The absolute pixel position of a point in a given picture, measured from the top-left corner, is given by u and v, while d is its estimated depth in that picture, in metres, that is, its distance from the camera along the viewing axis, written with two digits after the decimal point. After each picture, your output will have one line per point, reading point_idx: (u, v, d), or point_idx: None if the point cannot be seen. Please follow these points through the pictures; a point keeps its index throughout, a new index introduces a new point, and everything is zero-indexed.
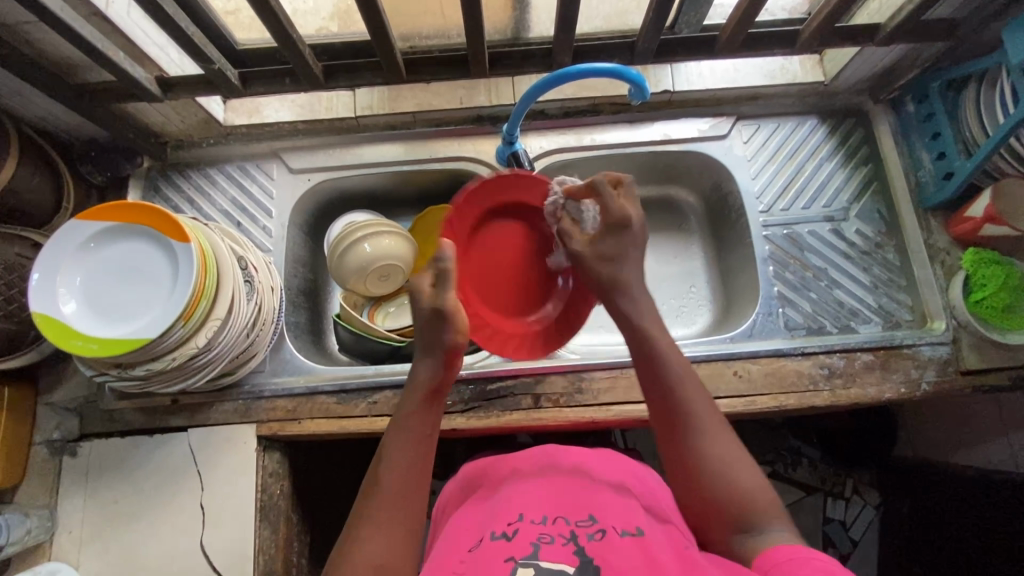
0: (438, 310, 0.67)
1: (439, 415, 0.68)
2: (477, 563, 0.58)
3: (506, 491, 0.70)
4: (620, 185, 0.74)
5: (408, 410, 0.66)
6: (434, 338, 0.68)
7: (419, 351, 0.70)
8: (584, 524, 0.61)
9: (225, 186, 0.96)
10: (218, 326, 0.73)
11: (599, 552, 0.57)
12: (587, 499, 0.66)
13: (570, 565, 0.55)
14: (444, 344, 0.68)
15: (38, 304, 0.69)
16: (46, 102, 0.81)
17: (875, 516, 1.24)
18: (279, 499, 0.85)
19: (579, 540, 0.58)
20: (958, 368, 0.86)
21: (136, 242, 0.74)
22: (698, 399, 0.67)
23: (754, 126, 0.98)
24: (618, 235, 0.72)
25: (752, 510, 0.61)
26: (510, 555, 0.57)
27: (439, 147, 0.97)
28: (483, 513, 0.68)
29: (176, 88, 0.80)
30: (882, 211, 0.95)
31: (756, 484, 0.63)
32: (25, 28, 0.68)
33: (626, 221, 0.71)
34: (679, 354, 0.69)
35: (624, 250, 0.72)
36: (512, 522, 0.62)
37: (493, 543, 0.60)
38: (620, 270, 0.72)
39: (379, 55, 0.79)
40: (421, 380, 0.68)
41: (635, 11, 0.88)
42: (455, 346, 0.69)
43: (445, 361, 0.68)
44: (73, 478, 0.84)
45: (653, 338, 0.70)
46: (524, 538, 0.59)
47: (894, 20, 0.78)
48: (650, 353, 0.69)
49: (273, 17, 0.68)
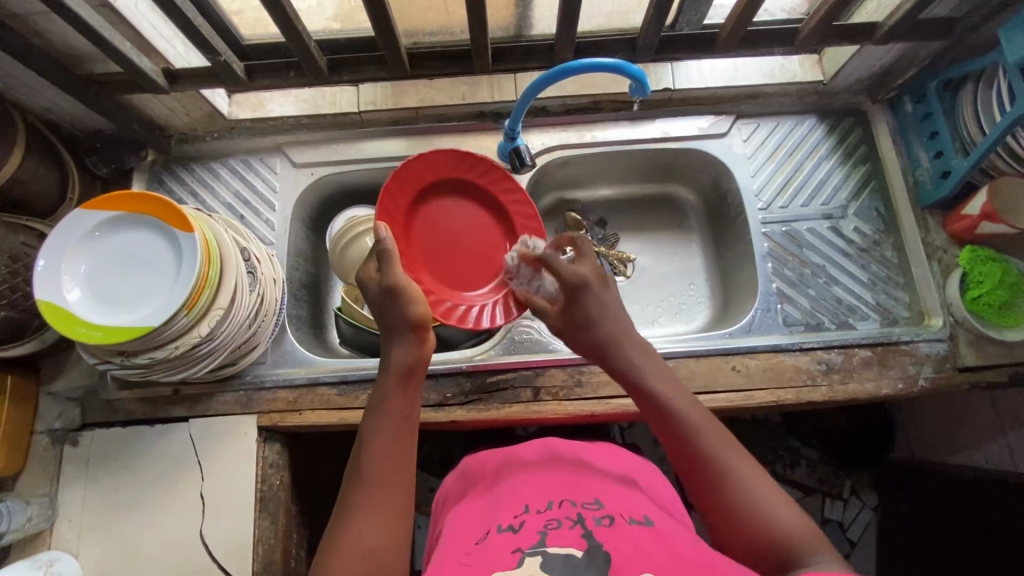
0: (393, 285, 0.69)
1: (417, 395, 0.68)
2: (483, 555, 0.57)
3: (511, 482, 0.71)
4: (578, 249, 0.76)
5: (383, 392, 0.66)
6: (399, 316, 0.68)
7: (389, 332, 0.70)
8: (590, 509, 0.62)
9: (229, 180, 0.97)
10: (221, 315, 0.74)
11: (608, 537, 0.57)
12: (592, 489, 0.66)
13: (577, 548, 0.55)
14: (408, 318, 0.68)
15: (42, 291, 0.70)
16: (53, 93, 0.82)
17: (873, 517, 1.24)
18: (279, 490, 0.86)
19: (587, 525, 0.59)
20: (956, 364, 0.86)
21: (139, 231, 0.75)
22: (710, 437, 0.62)
23: (754, 124, 0.98)
24: (577, 300, 0.71)
25: (801, 547, 0.55)
26: (517, 546, 0.57)
27: (441, 142, 0.98)
28: (488, 506, 0.68)
29: (182, 80, 0.81)
30: (880, 210, 0.95)
31: (798, 519, 0.57)
32: (34, 19, 0.69)
33: (584, 282, 0.71)
34: (690, 399, 0.65)
35: (593, 313, 0.71)
36: (517, 514, 0.63)
37: (500, 537, 0.60)
38: (594, 330, 0.71)
39: (384, 48, 0.79)
40: (393, 362, 0.67)
41: (637, 10, 0.89)
42: (421, 320, 0.69)
43: (414, 337, 0.68)
44: (74, 467, 0.85)
45: (656, 388, 0.66)
46: (531, 529, 0.59)
47: (890, 19, 0.79)
48: (658, 404, 0.65)
49: (280, 9, 0.69)
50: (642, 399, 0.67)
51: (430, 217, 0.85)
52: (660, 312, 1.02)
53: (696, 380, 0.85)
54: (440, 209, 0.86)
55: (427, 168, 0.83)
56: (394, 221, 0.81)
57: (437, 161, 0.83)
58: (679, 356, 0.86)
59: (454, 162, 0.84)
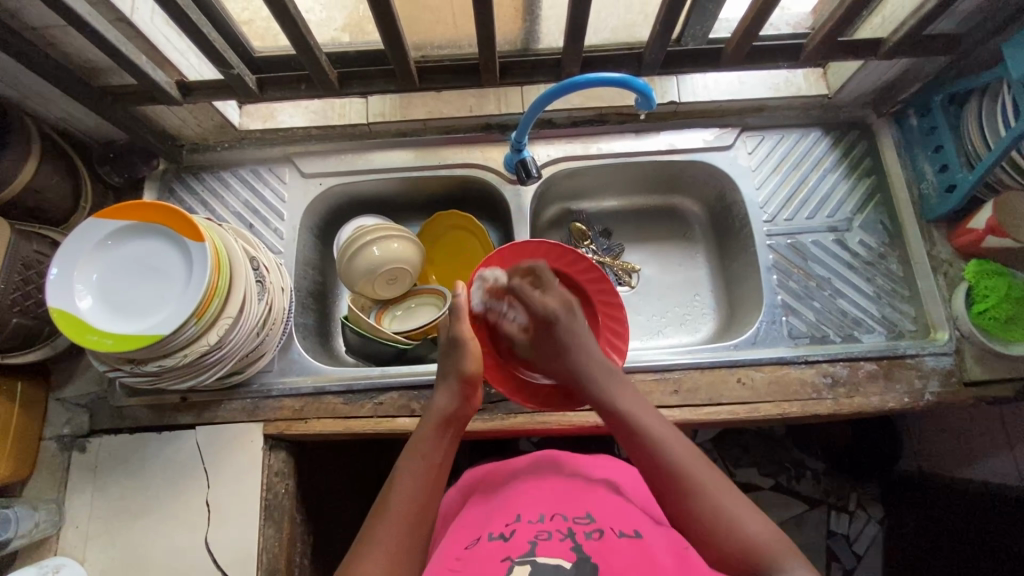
0: (453, 338, 0.75)
1: (453, 443, 0.71)
2: (472, 561, 0.58)
3: (506, 494, 0.71)
4: (540, 280, 0.82)
5: (424, 434, 0.70)
6: (452, 368, 0.74)
7: (439, 382, 0.75)
8: (581, 521, 0.62)
9: (239, 189, 0.98)
10: (229, 324, 0.74)
11: (596, 550, 0.57)
12: (585, 499, 0.67)
13: (566, 559, 0.56)
14: (460, 371, 0.74)
15: (55, 298, 0.71)
16: (68, 104, 0.83)
17: (879, 530, 1.21)
18: (284, 499, 0.86)
19: (577, 537, 0.59)
20: (961, 378, 0.86)
21: (152, 241, 0.76)
22: (682, 454, 0.63)
23: (758, 137, 0.99)
24: (550, 334, 0.78)
25: (769, 557, 0.56)
26: (506, 555, 0.57)
27: (448, 154, 0.99)
28: (483, 513, 0.69)
29: (195, 91, 0.83)
30: (885, 223, 0.96)
31: (767, 530, 0.58)
32: (52, 32, 0.71)
33: (554, 316, 0.78)
34: (659, 419, 0.67)
35: (561, 346, 0.77)
36: (509, 523, 0.63)
37: (490, 545, 0.60)
38: (565, 360, 0.76)
39: (393, 62, 0.81)
40: (438, 408, 0.72)
41: (642, 24, 0.90)
42: (471, 375, 0.74)
43: (462, 390, 0.73)
44: (81, 473, 0.85)
45: (626, 407, 0.68)
46: (521, 538, 0.60)
47: (896, 35, 0.79)
48: (630, 425, 0.67)
49: (292, 24, 0.70)
50: (613, 419, 0.69)
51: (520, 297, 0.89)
52: (666, 323, 1.02)
53: (700, 392, 0.85)
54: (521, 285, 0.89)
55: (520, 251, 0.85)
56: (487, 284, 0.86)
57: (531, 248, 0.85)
58: (684, 367, 0.86)
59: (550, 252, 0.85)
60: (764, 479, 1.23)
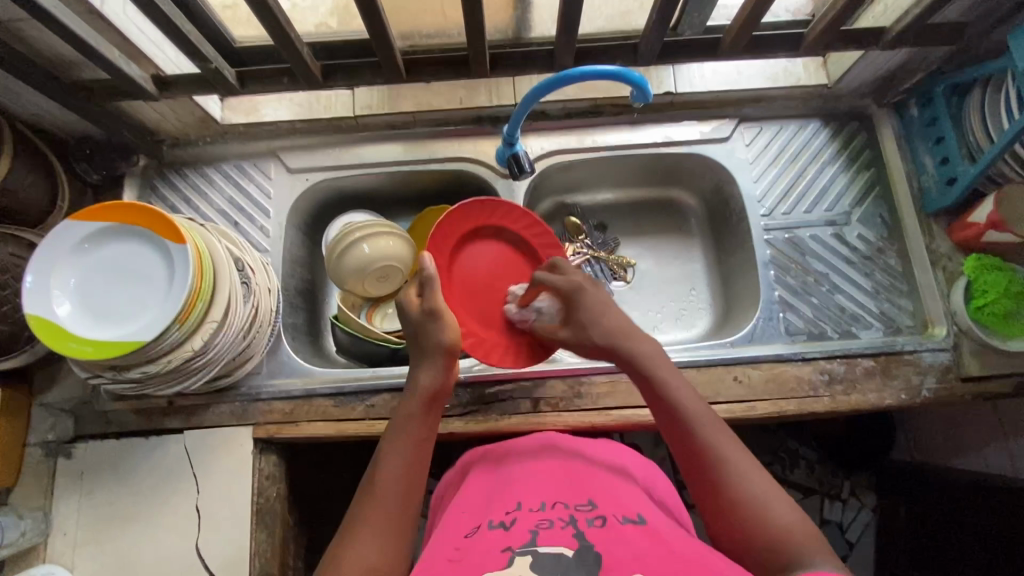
0: (430, 310, 0.72)
1: (438, 419, 0.70)
2: (473, 550, 0.57)
3: (505, 479, 0.69)
4: (560, 267, 0.81)
5: (409, 412, 0.69)
6: (433, 340, 0.72)
7: (420, 358, 0.73)
8: (583, 509, 0.61)
9: (222, 186, 0.95)
10: (214, 328, 0.73)
11: (598, 537, 0.56)
12: (587, 487, 0.65)
13: (568, 548, 0.54)
14: (442, 345, 0.71)
15: (31, 305, 0.69)
16: (39, 99, 0.80)
17: (871, 517, 1.26)
18: (276, 503, 0.85)
19: (578, 525, 0.58)
20: (959, 374, 0.86)
21: (132, 242, 0.73)
22: (709, 431, 0.63)
23: (756, 128, 0.97)
24: (575, 305, 0.76)
25: (798, 544, 0.55)
26: (507, 544, 0.56)
27: (438, 147, 0.96)
28: (483, 500, 0.67)
29: (172, 86, 0.79)
30: (884, 216, 0.94)
31: (794, 516, 0.57)
32: (18, 25, 0.67)
33: (578, 286, 0.77)
34: (702, 402, 0.66)
35: (589, 313, 0.75)
36: (510, 510, 0.62)
37: (491, 534, 0.59)
38: (592, 330, 0.74)
39: (380, 56, 0.78)
40: (421, 384, 0.70)
41: (638, 12, 0.87)
42: (452, 347, 0.72)
43: (445, 364, 0.71)
44: (68, 480, 0.84)
45: (668, 386, 0.68)
46: (522, 526, 0.58)
47: (900, 23, 0.76)
48: (670, 406, 0.66)
49: (272, 17, 0.67)
50: (649, 395, 0.69)
51: (466, 263, 0.87)
52: (662, 318, 1.01)
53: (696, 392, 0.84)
54: (474, 253, 0.87)
55: (468, 218, 0.84)
56: (440, 257, 0.84)
57: (476, 213, 0.85)
58: (680, 366, 0.85)
59: (511, 218, 0.87)
60: (760, 469, 1.25)
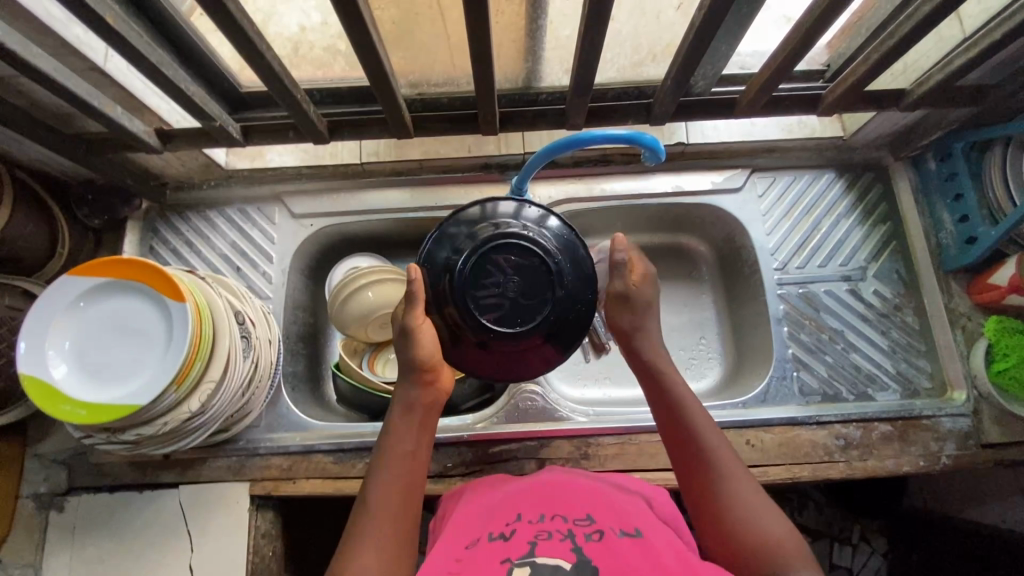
0: (406, 328, 0.63)
1: (425, 431, 0.64)
2: (471, 564, 0.53)
3: (507, 491, 0.66)
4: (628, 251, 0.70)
5: (391, 428, 0.63)
6: (405, 358, 0.64)
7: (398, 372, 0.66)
8: (581, 523, 0.56)
9: (225, 230, 0.94)
10: (212, 388, 0.70)
11: (596, 550, 0.52)
12: (586, 498, 0.61)
13: (566, 560, 0.51)
14: (416, 362, 0.63)
15: (27, 365, 0.67)
16: (42, 150, 0.79)
17: (882, 564, 1.14)
18: (270, 562, 0.82)
19: (576, 538, 0.54)
20: (979, 441, 0.83)
21: (128, 297, 0.72)
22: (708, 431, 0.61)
23: (770, 178, 0.95)
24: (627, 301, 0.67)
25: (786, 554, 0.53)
26: (505, 556, 0.52)
27: (444, 194, 0.95)
28: (478, 515, 0.63)
29: (176, 139, 0.78)
30: (900, 271, 0.92)
31: (782, 529, 0.55)
32: (19, 82, 0.66)
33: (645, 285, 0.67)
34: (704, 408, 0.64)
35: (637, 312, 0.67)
36: (509, 522, 0.58)
37: (490, 546, 0.55)
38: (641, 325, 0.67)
39: (386, 112, 0.77)
40: (400, 401, 0.64)
41: (650, 63, 0.84)
42: (429, 362, 0.63)
43: (421, 379, 0.64)
44: (60, 534, 0.82)
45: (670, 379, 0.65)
46: (521, 538, 0.54)
47: (923, 86, 0.74)
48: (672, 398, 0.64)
49: (275, 79, 0.66)
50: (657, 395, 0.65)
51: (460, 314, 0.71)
52: None
53: None
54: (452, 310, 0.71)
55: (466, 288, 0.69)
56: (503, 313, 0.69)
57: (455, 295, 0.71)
58: None
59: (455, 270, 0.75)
60: None
